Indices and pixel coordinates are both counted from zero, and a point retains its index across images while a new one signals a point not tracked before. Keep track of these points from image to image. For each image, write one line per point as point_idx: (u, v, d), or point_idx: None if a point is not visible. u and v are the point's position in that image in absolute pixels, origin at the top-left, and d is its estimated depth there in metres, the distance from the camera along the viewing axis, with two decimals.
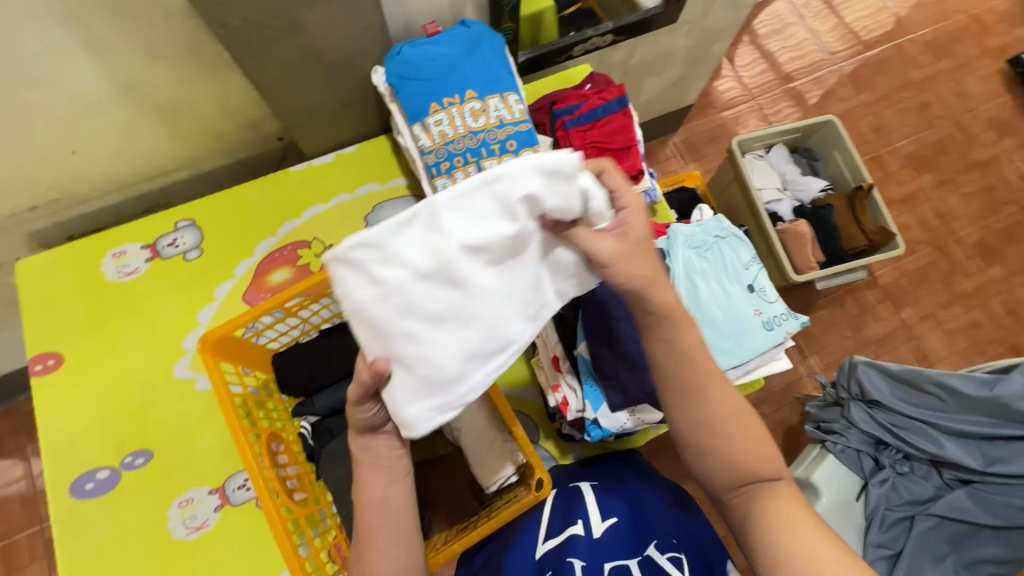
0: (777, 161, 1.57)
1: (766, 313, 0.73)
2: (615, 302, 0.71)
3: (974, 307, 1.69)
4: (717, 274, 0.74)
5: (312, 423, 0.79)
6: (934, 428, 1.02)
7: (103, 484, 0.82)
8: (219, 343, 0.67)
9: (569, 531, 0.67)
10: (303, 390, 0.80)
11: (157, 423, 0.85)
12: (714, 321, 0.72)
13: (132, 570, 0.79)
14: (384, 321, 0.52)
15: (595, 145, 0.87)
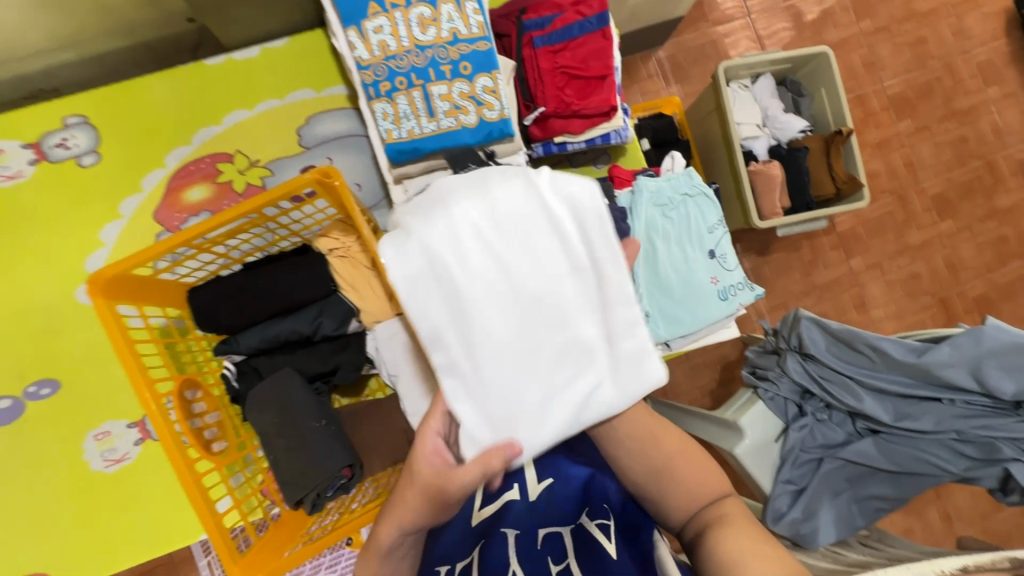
0: (762, 93, 1.47)
1: (723, 282, 0.70)
2: None
3: (918, 259, 1.75)
4: (680, 237, 0.70)
5: (236, 362, 0.75)
6: (858, 383, 1.07)
7: (5, 415, 0.76)
8: (116, 284, 0.58)
9: (505, 497, 0.76)
10: (225, 328, 0.74)
11: (62, 352, 0.78)
12: (665, 288, 0.69)
13: (47, 500, 0.76)
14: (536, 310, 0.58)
15: (564, 71, 0.76)
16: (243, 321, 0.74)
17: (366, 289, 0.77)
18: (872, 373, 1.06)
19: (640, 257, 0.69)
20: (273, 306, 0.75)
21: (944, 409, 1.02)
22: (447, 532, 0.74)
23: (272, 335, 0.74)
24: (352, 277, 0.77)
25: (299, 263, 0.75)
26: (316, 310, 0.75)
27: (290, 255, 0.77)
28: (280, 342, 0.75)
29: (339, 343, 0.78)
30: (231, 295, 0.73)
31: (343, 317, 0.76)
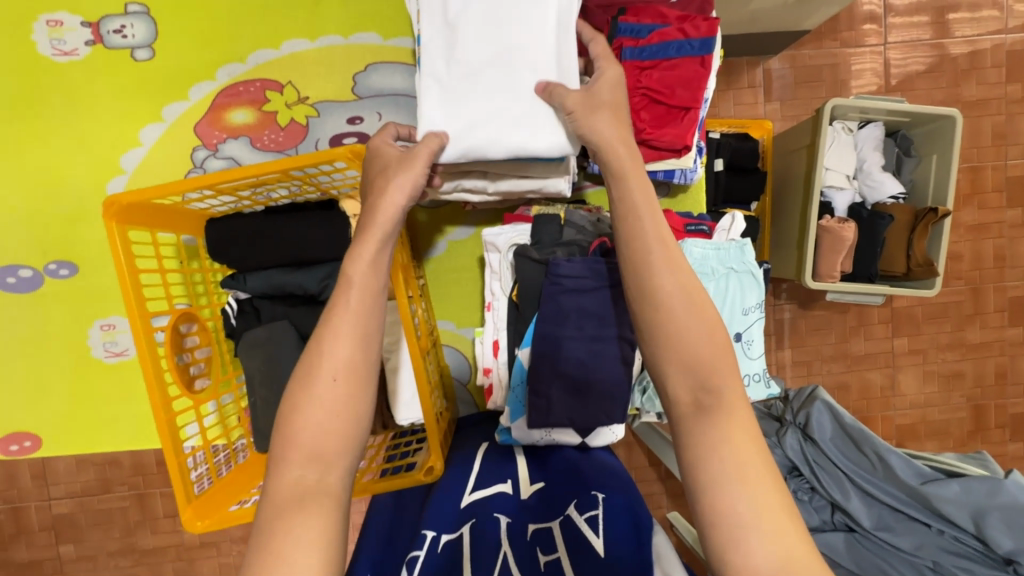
0: (863, 142, 1.32)
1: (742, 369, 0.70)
2: (574, 320, 0.71)
3: (969, 358, 1.62)
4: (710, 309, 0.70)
5: (240, 299, 0.76)
6: (850, 481, 1.03)
7: (26, 283, 0.85)
8: (129, 210, 0.60)
9: (497, 489, 0.75)
10: (235, 264, 0.75)
11: (85, 239, 0.85)
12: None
13: (50, 366, 0.86)
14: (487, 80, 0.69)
15: (647, 93, 0.69)
16: (254, 263, 0.74)
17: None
18: (867, 477, 1.01)
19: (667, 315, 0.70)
20: (285, 257, 0.74)
21: (931, 536, 0.96)
22: (434, 505, 0.72)
23: (278, 283, 0.75)
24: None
25: (320, 219, 0.74)
26: (325, 272, 0.75)
27: (314, 209, 0.75)
28: (284, 292, 0.75)
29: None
30: (246, 234, 0.72)
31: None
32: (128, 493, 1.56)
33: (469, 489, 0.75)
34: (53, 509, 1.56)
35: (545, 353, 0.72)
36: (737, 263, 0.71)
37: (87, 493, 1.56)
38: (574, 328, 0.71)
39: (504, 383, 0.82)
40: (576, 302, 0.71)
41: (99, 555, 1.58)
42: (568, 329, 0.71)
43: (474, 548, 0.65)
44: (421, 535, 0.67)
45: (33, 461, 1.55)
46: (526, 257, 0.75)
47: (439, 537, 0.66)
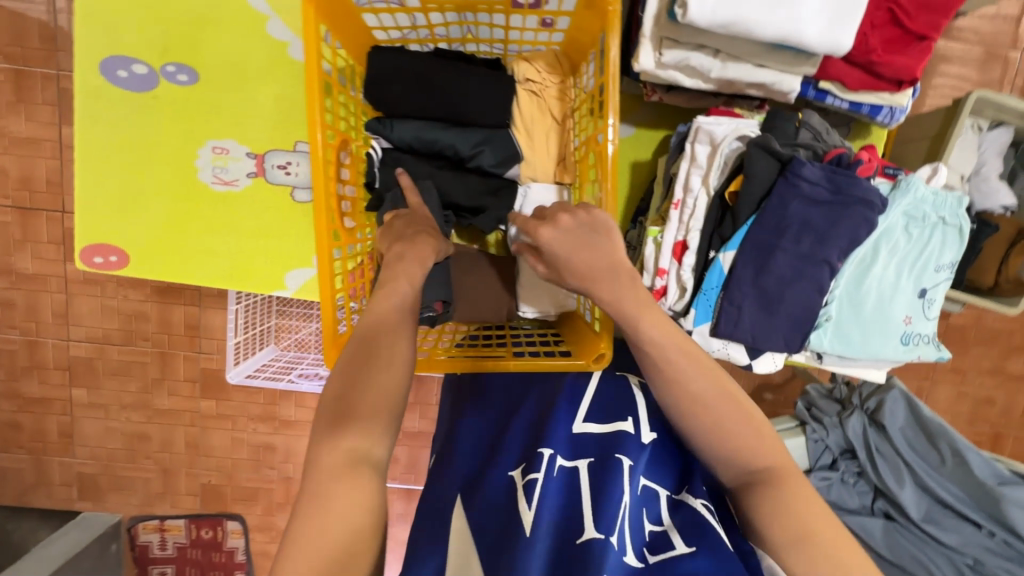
0: (988, 145, 1.26)
1: (913, 326, 0.71)
2: (793, 233, 0.67)
3: (1004, 388, 1.64)
4: (906, 257, 0.70)
5: (382, 148, 0.73)
6: (910, 472, 1.03)
7: (137, 81, 0.76)
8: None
9: (618, 426, 0.68)
10: (385, 107, 0.71)
11: (212, 46, 0.76)
12: (860, 301, 0.70)
13: (152, 181, 0.79)
14: None
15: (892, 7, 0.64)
16: (406, 109, 0.71)
17: (541, 138, 0.74)
18: (930, 471, 1.02)
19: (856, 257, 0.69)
20: (444, 111, 0.71)
21: (978, 536, 0.99)
22: (549, 423, 0.68)
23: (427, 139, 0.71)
24: (531, 123, 0.74)
25: (489, 78, 0.70)
26: (481, 138, 0.72)
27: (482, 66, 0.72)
28: (432, 152, 0.73)
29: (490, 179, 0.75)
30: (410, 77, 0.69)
31: (506, 156, 0.73)
32: (150, 350, 1.52)
33: (581, 417, 0.70)
34: (71, 351, 1.52)
35: (751, 263, 0.69)
36: (950, 215, 0.69)
37: (107, 341, 1.52)
38: (791, 241, 0.67)
39: (685, 288, 0.74)
40: (804, 212, 0.66)
41: (111, 405, 1.55)
42: (786, 240, 0.67)
43: (596, 485, 0.60)
44: (540, 452, 0.64)
45: (57, 296, 1.49)
46: (765, 146, 0.67)
47: (555, 459, 0.64)
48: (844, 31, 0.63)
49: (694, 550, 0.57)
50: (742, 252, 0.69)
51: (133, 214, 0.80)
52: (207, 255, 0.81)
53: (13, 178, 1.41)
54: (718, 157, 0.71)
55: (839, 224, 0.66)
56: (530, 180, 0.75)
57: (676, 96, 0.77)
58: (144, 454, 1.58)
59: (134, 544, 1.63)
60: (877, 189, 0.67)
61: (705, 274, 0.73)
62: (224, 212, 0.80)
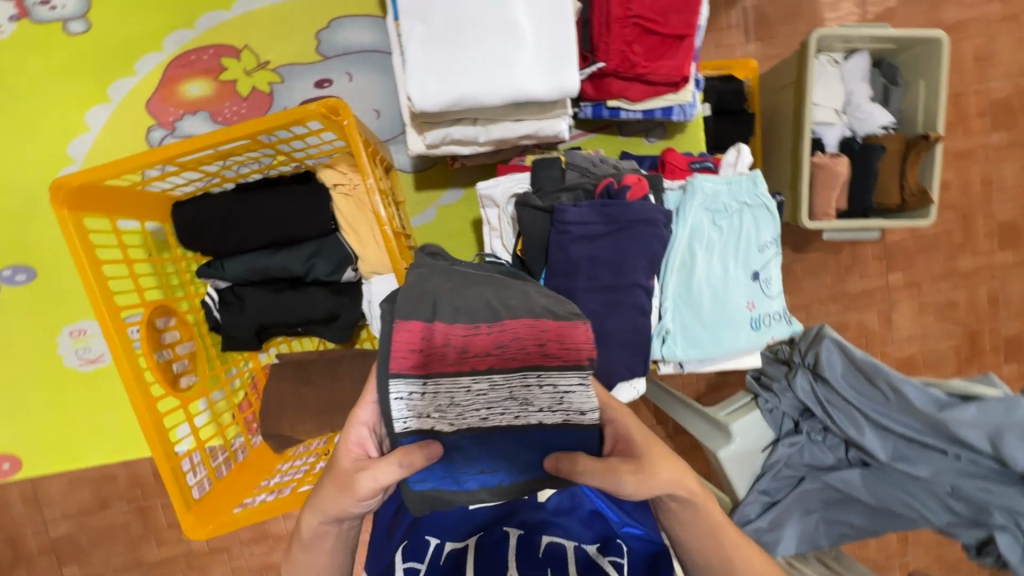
0: (851, 73, 1.28)
1: (758, 310, 0.80)
2: (585, 270, 0.74)
3: (962, 286, 1.63)
4: (723, 249, 0.79)
5: (221, 287, 0.89)
6: (864, 416, 1.02)
7: None
8: (76, 191, 0.70)
9: (515, 493, 0.78)
10: (214, 253, 0.87)
11: (37, 246, 0.98)
12: (697, 303, 0.79)
13: (25, 369, 1.01)
14: (447, 56, 0.75)
15: (637, 20, 0.80)
16: (230, 249, 0.86)
17: (365, 230, 0.86)
18: (883, 411, 1.01)
19: (678, 264, 0.79)
20: (266, 239, 0.84)
21: (946, 462, 0.97)
22: (440, 512, 0.75)
23: (255, 266, 0.86)
24: (352, 221, 0.86)
25: (292, 194, 0.84)
26: (310, 252, 0.86)
27: (292, 182, 0.86)
28: (267, 275, 0.87)
29: (330, 286, 0.89)
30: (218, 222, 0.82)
31: (336, 263, 0.87)
32: (128, 508, 1.51)
33: (478, 489, 0.79)
34: (51, 532, 1.51)
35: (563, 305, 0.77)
36: (748, 199, 0.80)
37: (85, 512, 1.51)
38: (587, 279, 0.75)
39: None
40: (586, 250, 0.74)
41: (105, 572, 1.54)
42: (581, 281, 0.74)
43: (478, 560, 0.70)
44: (426, 543, 0.72)
45: (21, 484, 1.48)
46: (527, 204, 0.77)
47: (443, 545, 0.72)
48: (563, 78, 0.75)
49: None
50: None
51: (25, 405, 1.02)
52: (89, 429, 1.04)
53: None
54: (504, 218, 0.84)
55: (629, 253, 0.74)
56: (371, 273, 0.89)
57: (476, 156, 0.93)
58: None
59: None
60: (656, 206, 0.76)
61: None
62: (93, 381, 1.02)
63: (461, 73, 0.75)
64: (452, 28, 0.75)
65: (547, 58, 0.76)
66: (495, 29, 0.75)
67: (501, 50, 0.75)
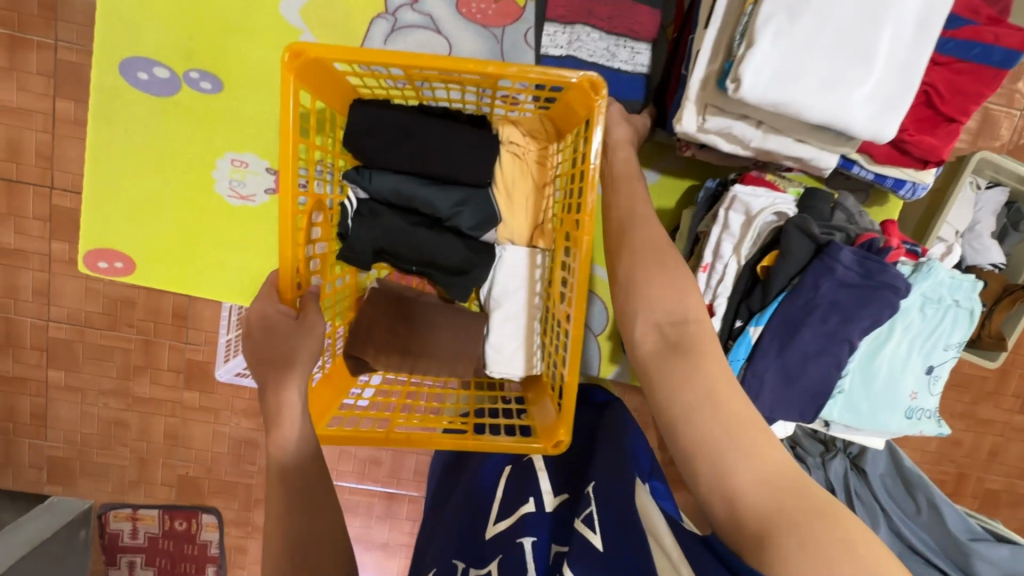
0: (984, 204, 1.30)
1: (918, 401, 0.83)
2: (818, 313, 0.76)
3: (972, 430, 1.70)
4: (919, 337, 0.80)
5: (360, 198, 0.79)
6: (885, 516, 1.07)
7: (160, 82, 0.94)
8: (307, 63, 0.66)
9: (520, 510, 0.72)
10: (366, 160, 0.77)
11: (232, 62, 0.94)
12: (872, 377, 0.81)
13: (170, 176, 0.98)
14: (795, 58, 0.72)
15: (927, 86, 0.82)
16: (384, 162, 0.77)
17: (519, 200, 0.82)
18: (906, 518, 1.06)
19: (876, 337, 0.80)
20: (421, 168, 0.77)
21: None
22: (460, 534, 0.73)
23: (403, 190, 0.77)
24: (510, 185, 0.81)
25: (471, 138, 0.76)
26: (459, 198, 0.78)
27: (466, 123, 0.78)
28: (410, 204, 0.78)
29: (466, 239, 0.81)
30: (393, 130, 0.74)
31: (482, 219, 0.80)
32: (134, 337, 1.48)
33: (493, 519, 0.74)
34: (50, 332, 1.47)
35: (776, 338, 0.79)
36: (963, 297, 0.79)
37: (90, 324, 1.47)
38: (817, 319, 0.76)
39: None
40: (835, 292, 0.74)
41: (88, 389, 1.51)
42: (811, 318, 0.76)
43: None
44: (452, 569, 0.68)
45: (38, 275, 1.43)
46: (802, 227, 0.76)
47: (467, 571, 0.67)
48: (885, 124, 0.76)
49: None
50: (770, 328, 0.79)
51: (155, 212, 0.99)
52: (217, 261, 1.02)
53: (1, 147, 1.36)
54: (752, 228, 0.80)
55: (870, 306, 0.73)
56: (507, 240, 0.84)
57: (708, 153, 0.92)
58: (121, 441, 1.54)
59: (104, 532, 1.60)
60: (902, 273, 0.74)
61: (730, 345, 0.83)
62: (230, 214, 1.00)
63: (803, 79, 0.73)
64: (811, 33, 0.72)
65: (877, 99, 0.75)
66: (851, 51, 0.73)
67: (848, 77, 0.74)
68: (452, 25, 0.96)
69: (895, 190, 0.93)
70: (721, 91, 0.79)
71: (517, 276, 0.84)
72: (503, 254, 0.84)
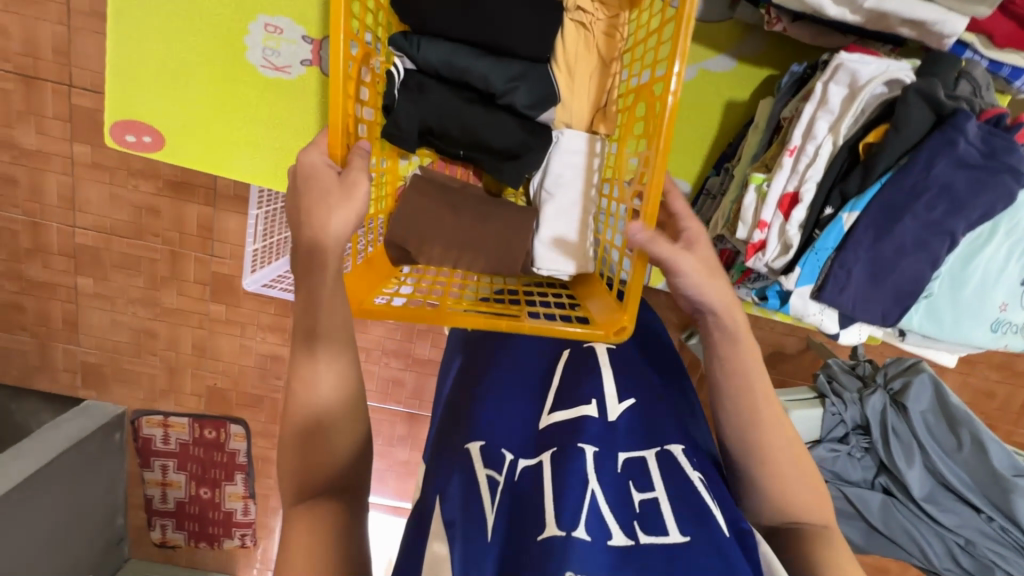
0: None
1: (1005, 313, 0.86)
2: (927, 197, 0.76)
3: (1005, 383, 1.66)
4: (1018, 245, 0.83)
5: (406, 68, 0.80)
6: (922, 453, 1.07)
7: None
8: None
9: (581, 410, 0.68)
10: (420, 28, 0.78)
11: None
12: (962, 283, 0.84)
13: (200, 41, 0.92)
14: None
15: None
16: (437, 30, 0.77)
17: (580, 81, 0.81)
18: (945, 455, 1.06)
19: (975, 234, 0.82)
20: (481, 38, 0.77)
21: (971, 517, 1.06)
22: (501, 428, 0.69)
23: (453, 62, 0.77)
24: (572, 62, 0.80)
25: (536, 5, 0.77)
26: (516, 72, 0.78)
27: None
28: (460, 75, 0.78)
29: (520, 120, 0.81)
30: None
31: (538, 98, 0.79)
32: (159, 247, 1.46)
33: (549, 408, 0.71)
34: (77, 238, 1.45)
35: (872, 229, 0.79)
36: None
37: (116, 233, 1.45)
38: (923, 207, 0.77)
39: (790, 246, 0.83)
40: (946, 176, 0.75)
41: (117, 298, 1.51)
42: (919, 205, 0.77)
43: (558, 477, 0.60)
44: (502, 455, 0.65)
45: (62, 179, 1.40)
46: (923, 93, 0.75)
47: (516, 462, 0.65)
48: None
49: (688, 539, 0.56)
50: (867, 213, 0.79)
51: (184, 80, 0.94)
52: (251, 137, 0.97)
53: (16, 39, 1.29)
54: (855, 101, 0.78)
55: (976, 199, 0.76)
56: (564, 124, 0.84)
57: (803, 30, 0.85)
58: (150, 350, 1.57)
59: (137, 436, 1.65)
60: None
61: (817, 235, 0.82)
62: (261, 88, 0.95)
63: None
64: None
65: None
66: None
67: None
68: None
69: (1010, 81, 0.87)
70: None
71: (575, 160, 0.82)
72: (560, 138, 0.82)
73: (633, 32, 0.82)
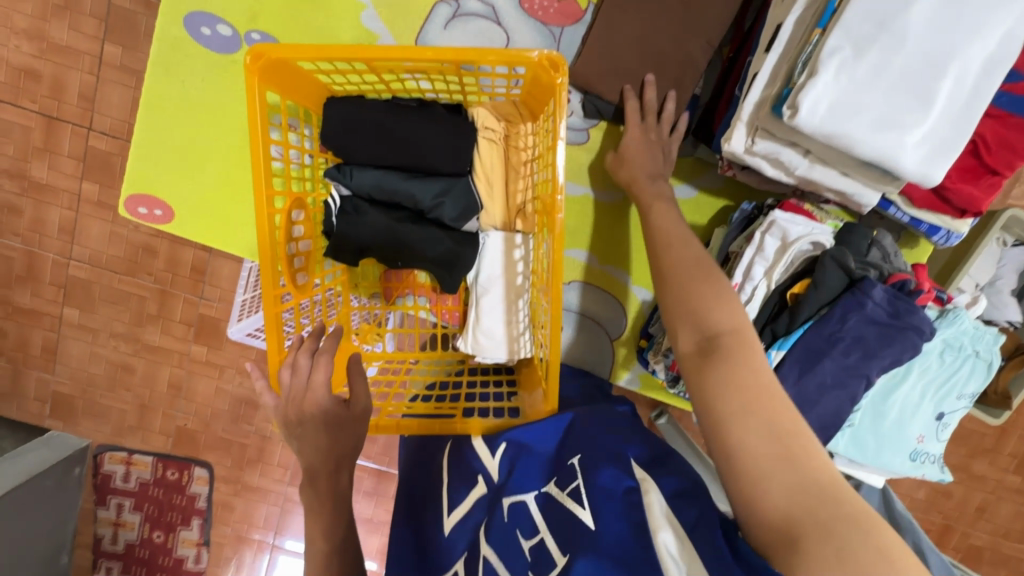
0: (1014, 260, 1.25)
1: (921, 446, 0.94)
2: (840, 346, 0.82)
3: (964, 486, 1.64)
4: (934, 383, 0.92)
5: (342, 195, 0.76)
6: None
7: (213, 38, 1.02)
8: (270, 65, 0.67)
9: (473, 492, 0.76)
10: (348, 157, 0.75)
11: (281, 24, 1.03)
12: (882, 415, 0.92)
13: (218, 132, 1.07)
14: (840, 131, 0.78)
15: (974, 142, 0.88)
16: (365, 157, 0.74)
17: (498, 189, 0.79)
18: None
19: (886, 376, 0.91)
20: (406, 160, 0.74)
21: None
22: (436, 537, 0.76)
23: (385, 185, 0.74)
24: (490, 171, 0.79)
25: (447, 124, 0.73)
26: (442, 188, 0.75)
27: (442, 109, 0.76)
28: (392, 198, 0.75)
29: (449, 231, 0.78)
30: (365, 128, 0.72)
31: (465, 208, 0.76)
32: (151, 285, 1.50)
33: (447, 510, 0.76)
34: (70, 270, 1.49)
35: (796, 367, 0.84)
36: (984, 348, 0.90)
37: (109, 266, 1.49)
38: (839, 353, 0.83)
39: None
40: (857, 329, 0.81)
41: (100, 331, 1.53)
42: (835, 350, 0.82)
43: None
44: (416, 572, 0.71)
45: (65, 212, 1.45)
46: (837, 261, 0.83)
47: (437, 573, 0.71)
48: (935, 167, 0.79)
49: (566, 558, 0.59)
50: (791, 354, 0.85)
51: (196, 163, 1.08)
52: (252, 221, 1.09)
53: (44, 81, 1.37)
54: (786, 254, 0.87)
55: (886, 351, 0.81)
56: (490, 226, 0.82)
57: (749, 176, 0.98)
58: (125, 385, 1.57)
59: (97, 472, 1.62)
60: (928, 318, 0.82)
61: None
62: None
63: (858, 126, 0.78)
64: (852, 117, 0.77)
65: (930, 142, 0.79)
66: (898, 130, 0.77)
67: (900, 149, 0.78)
68: (520, 26, 1.04)
69: (929, 236, 1.00)
70: (774, 116, 0.84)
71: (500, 265, 0.82)
72: (486, 240, 0.81)
73: (535, 140, 0.78)
